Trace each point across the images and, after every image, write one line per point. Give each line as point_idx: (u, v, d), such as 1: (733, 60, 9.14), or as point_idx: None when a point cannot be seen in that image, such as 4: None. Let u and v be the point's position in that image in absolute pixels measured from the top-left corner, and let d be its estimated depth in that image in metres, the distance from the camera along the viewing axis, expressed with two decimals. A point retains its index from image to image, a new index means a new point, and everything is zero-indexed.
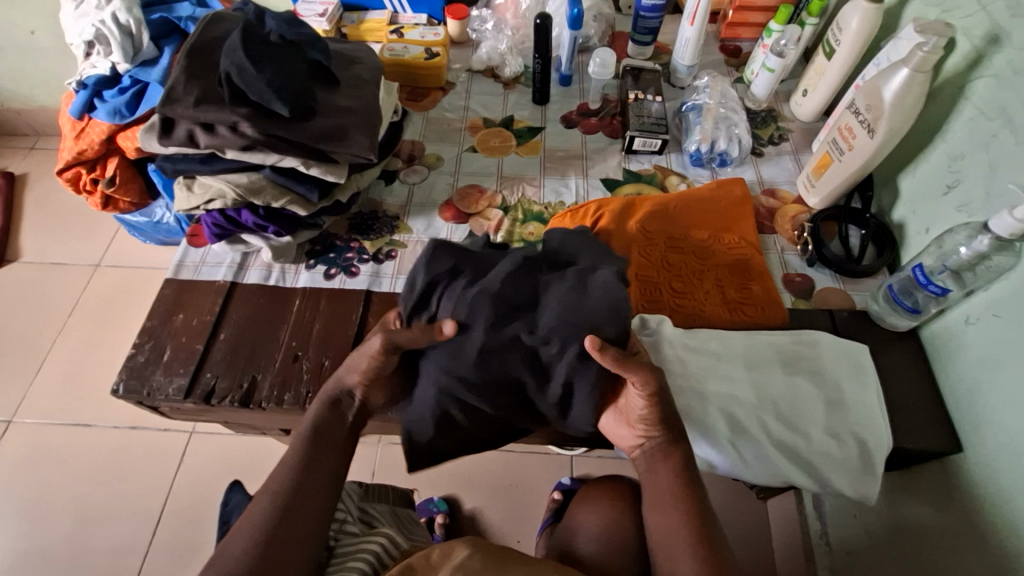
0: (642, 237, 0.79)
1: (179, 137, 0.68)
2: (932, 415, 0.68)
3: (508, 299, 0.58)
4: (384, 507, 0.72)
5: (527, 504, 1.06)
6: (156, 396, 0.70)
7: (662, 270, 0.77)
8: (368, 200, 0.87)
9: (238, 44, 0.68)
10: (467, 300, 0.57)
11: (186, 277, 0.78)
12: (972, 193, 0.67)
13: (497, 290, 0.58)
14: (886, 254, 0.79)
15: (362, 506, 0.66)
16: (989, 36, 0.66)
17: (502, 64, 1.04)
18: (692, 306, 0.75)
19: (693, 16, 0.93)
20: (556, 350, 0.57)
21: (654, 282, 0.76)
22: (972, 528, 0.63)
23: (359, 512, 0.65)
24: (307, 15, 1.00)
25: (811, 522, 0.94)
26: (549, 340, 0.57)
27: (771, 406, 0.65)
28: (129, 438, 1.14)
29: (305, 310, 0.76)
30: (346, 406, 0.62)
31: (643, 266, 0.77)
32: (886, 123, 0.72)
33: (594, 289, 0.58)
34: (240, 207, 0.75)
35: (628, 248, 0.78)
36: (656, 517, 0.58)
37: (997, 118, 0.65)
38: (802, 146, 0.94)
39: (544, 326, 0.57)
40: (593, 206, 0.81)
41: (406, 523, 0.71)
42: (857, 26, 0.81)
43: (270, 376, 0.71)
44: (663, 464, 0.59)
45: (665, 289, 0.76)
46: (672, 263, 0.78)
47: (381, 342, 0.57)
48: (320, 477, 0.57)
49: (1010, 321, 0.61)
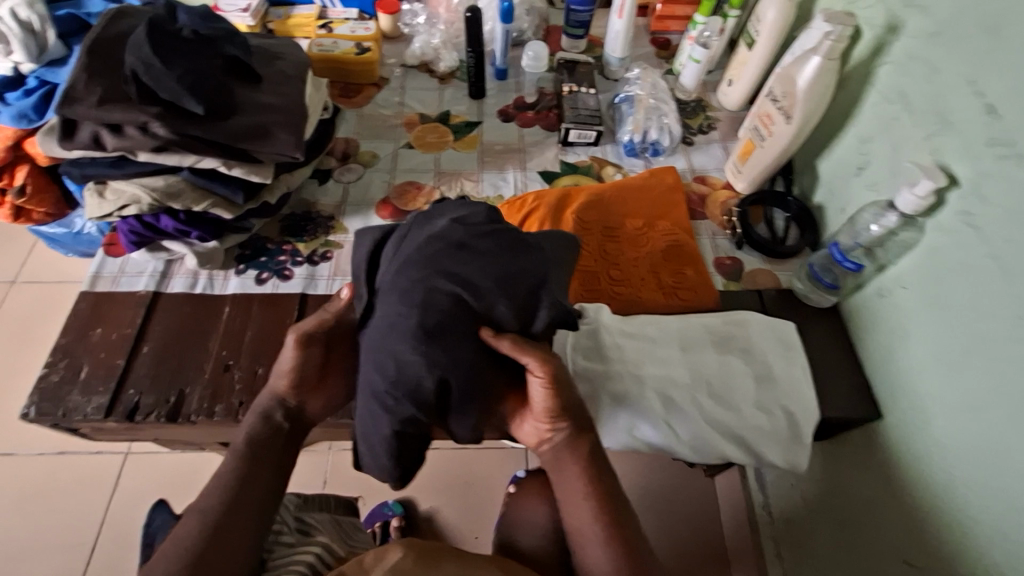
0: (578, 227, 0.80)
1: (82, 139, 0.64)
2: (854, 385, 0.72)
3: (425, 263, 0.55)
4: (327, 516, 0.70)
5: (484, 500, 1.06)
6: (74, 417, 0.66)
7: (599, 260, 0.79)
8: (301, 200, 0.84)
9: (144, 40, 0.64)
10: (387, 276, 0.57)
11: (103, 289, 0.74)
12: (881, 173, 0.72)
13: (409, 252, 0.57)
14: (809, 234, 0.83)
15: (299, 515, 0.64)
16: (888, 26, 0.70)
17: (437, 58, 1.02)
18: (629, 291, 0.76)
19: (621, 9, 0.95)
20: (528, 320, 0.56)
21: (592, 271, 0.77)
22: (891, 485, 0.67)
23: (295, 521, 0.63)
24: (228, 10, 0.96)
25: (753, 495, 0.98)
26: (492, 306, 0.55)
27: (702, 384, 0.68)
28: (55, 464, 1.06)
29: (236, 317, 0.73)
30: (279, 419, 0.59)
31: (581, 255, 0.78)
32: (800, 109, 0.76)
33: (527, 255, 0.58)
34: (158, 212, 0.71)
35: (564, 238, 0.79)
36: (569, 514, 0.59)
37: (898, 101, 0.69)
38: (729, 134, 0.98)
39: (461, 291, 0.55)
40: (531, 198, 0.82)
41: (348, 529, 0.70)
42: (773, 18, 0.85)
43: (199, 389, 0.68)
44: (569, 452, 0.59)
45: (604, 278, 0.77)
46: (609, 252, 0.79)
47: (294, 338, 0.58)
48: (254, 492, 0.55)
49: (918, 291, 0.65)
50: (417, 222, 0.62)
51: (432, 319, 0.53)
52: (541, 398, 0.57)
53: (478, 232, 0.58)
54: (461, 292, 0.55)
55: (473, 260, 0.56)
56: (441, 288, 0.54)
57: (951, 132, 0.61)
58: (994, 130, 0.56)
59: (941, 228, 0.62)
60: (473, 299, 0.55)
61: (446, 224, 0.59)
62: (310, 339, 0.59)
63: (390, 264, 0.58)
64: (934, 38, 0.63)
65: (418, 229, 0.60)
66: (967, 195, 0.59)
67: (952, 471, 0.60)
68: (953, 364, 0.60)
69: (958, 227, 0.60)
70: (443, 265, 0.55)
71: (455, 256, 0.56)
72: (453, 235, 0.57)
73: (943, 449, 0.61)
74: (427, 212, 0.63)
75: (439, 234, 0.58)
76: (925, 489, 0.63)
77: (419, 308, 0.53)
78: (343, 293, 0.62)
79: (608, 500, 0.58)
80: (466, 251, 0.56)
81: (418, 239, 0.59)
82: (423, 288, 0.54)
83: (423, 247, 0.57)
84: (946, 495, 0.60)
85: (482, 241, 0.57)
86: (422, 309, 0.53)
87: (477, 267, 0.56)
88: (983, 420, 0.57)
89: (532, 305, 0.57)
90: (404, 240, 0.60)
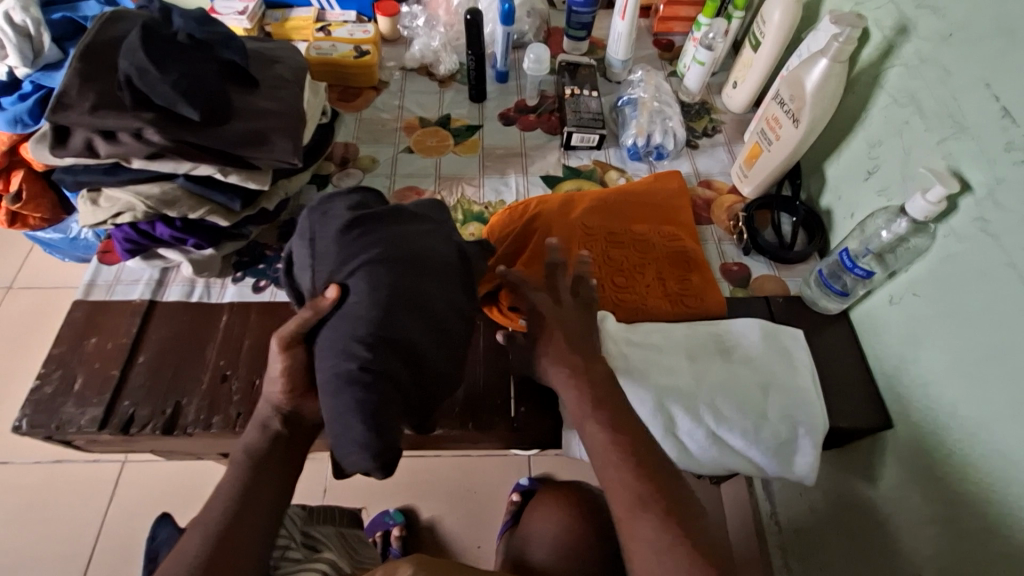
0: (584, 231, 0.78)
1: (75, 146, 0.63)
2: (865, 395, 0.71)
3: (344, 244, 0.57)
4: (331, 530, 0.72)
5: (487, 509, 1.04)
6: (68, 429, 0.64)
7: (604, 266, 0.77)
8: (300, 206, 0.83)
9: (138, 44, 0.63)
10: (314, 271, 0.56)
11: (98, 298, 0.72)
12: (890, 177, 0.70)
13: (325, 246, 0.57)
14: (817, 239, 0.81)
15: (305, 530, 0.65)
16: (898, 27, 0.69)
17: (437, 61, 1.01)
18: (633, 299, 0.75)
19: (624, 11, 0.94)
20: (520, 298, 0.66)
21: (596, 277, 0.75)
22: (905, 495, 0.66)
23: (302, 536, 0.64)
24: (225, 13, 0.95)
25: (761, 502, 0.97)
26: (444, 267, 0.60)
27: (709, 394, 0.65)
28: (53, 473, 1.05)
29: (234, 325, 0.71)
30: (275, 426, 0.58)
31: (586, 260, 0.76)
32: (808, 112, 0.74)
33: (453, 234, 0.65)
34: (153, 220, 0.69)
35: (569, 243, 0.77)
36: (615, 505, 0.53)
37: (908, 105, 0.68)
38: (734, 137, 0.96)
39: (387, 256, 0.56)
40: (532, 202, 0.80)
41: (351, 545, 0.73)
42: (779, 19, 0.84)
43: (196, 400, 0.66)
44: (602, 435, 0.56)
45: (608, 285, 0.75)
46: (614, 259, 0.77)
47: (278, 341, 0.54)
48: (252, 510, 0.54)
49: (930, 299, 0.64)
50: (315, 215, 0.60)
51: (379, 285, 0.54)
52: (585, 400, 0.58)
53: (372, 215, 0.59)
54: (394, 253, 0.57)
55: (389, 231, 0.59)
56: (374, 268, 0.55)
57: (965, 136, 0.59)
58: (1010, 135, 0.54)
59: (955, 234, 0.61)
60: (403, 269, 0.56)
61: (347, 216, 0.59)
62: (294, 339, 0.54)
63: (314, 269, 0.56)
64: (947, 40, 0.62)
65: (320, 225, 0.58)
66: (983, 201, 0.57)
67: (968, 483, 0.58)
68: (970, 374, 0.58)
69: (973, 234, 0.59)
70: (362, 241, 0.57)
71: (361, 240, 0.57)
72: (354, 223, 0.58)
73: (957, 461, 0.60)
74: (319, 209, 0.61)
75: (343, 216, 0.59)
76: (940, 501, 0.61)
77: (365, 278, 0.54)
78: (329, 292, 0.54)
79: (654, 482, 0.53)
80: (379, 224, 0.59)
81: (331, 235, 0.57)
82: (356, 262, 0.55)
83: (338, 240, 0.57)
84: (962, 509, 0.59)
85: (372, 220, 0.59)
86: (360, 280, 0.54)
87: (387, 244, 0.57)
88: (1001, 433, 0.55)
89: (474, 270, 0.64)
90: (314, 241, 0.58)
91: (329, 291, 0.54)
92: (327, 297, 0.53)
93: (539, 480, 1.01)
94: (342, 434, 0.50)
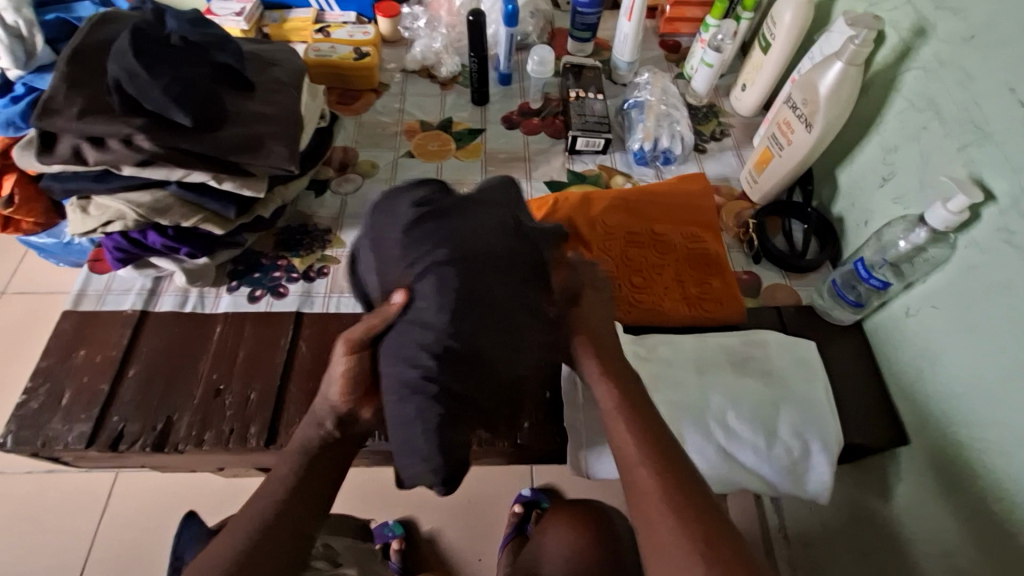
0: (607, 231, 0.76)
1: (63, 152, 0.60)
2: (880, 410, 0.68)
3: (413, 244, 0.53)
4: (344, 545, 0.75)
5: (488, 521, 1.02)
6: (55, 446, 0.62)
7: (622, 266, 0.75)
8: (297, 212, 0.81)
9: (129, 47, 0.60)
10: (381, 273, 0.54)
11: (88, 308, 0.70)
12: (907, 185, 0.68)
13: (392, 244, 0.54)
14: (828, 247, 0.79)
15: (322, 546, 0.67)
16: (915, 29, 0.67)
17: (438, 63, 0.99)
18: (651, 301, 0.73)
19: (630, 12, 0.91)
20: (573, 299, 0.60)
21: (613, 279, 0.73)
22: (924, 517, 0.64)
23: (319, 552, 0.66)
24: (222, 14, 0.93)
25: (768, 515, 0.94)
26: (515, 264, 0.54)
27: (719, 409, 0.63)
28: (45, 482, 1.03)
29: (228, 337, 0.69)
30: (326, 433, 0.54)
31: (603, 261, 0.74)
32: (823, 115, 0.72)
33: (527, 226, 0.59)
34: (145, 228, 0.67)
35: (590, 242, 0.75)
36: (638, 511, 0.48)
37: (927, 109, 0.65)
38: (743, 141, 0.94)
39: (459, 256, 0.52)
40: (559, 194, 0.79)
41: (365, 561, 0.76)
42: (790, 20, 0.81)
43: (187, 415, 0.64)
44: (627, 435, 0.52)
45: (625, 283, 0.74)
46: (632, 258, 0.75)
47: (344, 344, 0.51)
48: None
49: (948, 312, 0.61)
50: (381, 211, 0.57)
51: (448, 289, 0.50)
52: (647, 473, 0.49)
53: (437, 209, 0.55)
54: (465, 253, 0.52)
55: (457, 226, 0.54)
56: (442, 271, 0.51)
57: (988, 143, 0.57)
58: None
59: (976, 245, 0.58)
60: (467, 268, 0.52)
61: (411, 211, 0.55)
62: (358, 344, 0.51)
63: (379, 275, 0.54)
64: (968, 43, 0.59)
65: (384, 224, 0.56)
66: (1007, 212, 0.55)
67: (988, 505, 0.56)
68: (992, 392, 0.56)
69: (996, 245, 0.56)
70: (431, 238, 0.53)
71: (426, 237, 0.53)
72: (418, 220, 0.54)
73: (977, 483, 0.57)
74: (386, 204, 0.58)
75: (410, 211, 0.55)
76: (960, 525, 0.59)
77: (434, 281, 0.51)
78: (397, 298, 0.51)
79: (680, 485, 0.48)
80: (445, 218, 0.54)
81: (396, 236, 0.54)
82: (424, 264, 0.52)
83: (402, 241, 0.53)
84: (983, 533, 0.56)
85: (433, 215, 0.54)
86: (428, 284, 0.51)
87: (450, 242, 0.53)
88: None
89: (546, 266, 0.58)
90: (382, 241, 0.55)
91: (395, 299, 0.51)
92: (395, 302, 0.51)
93: (542, 492, 1.01)
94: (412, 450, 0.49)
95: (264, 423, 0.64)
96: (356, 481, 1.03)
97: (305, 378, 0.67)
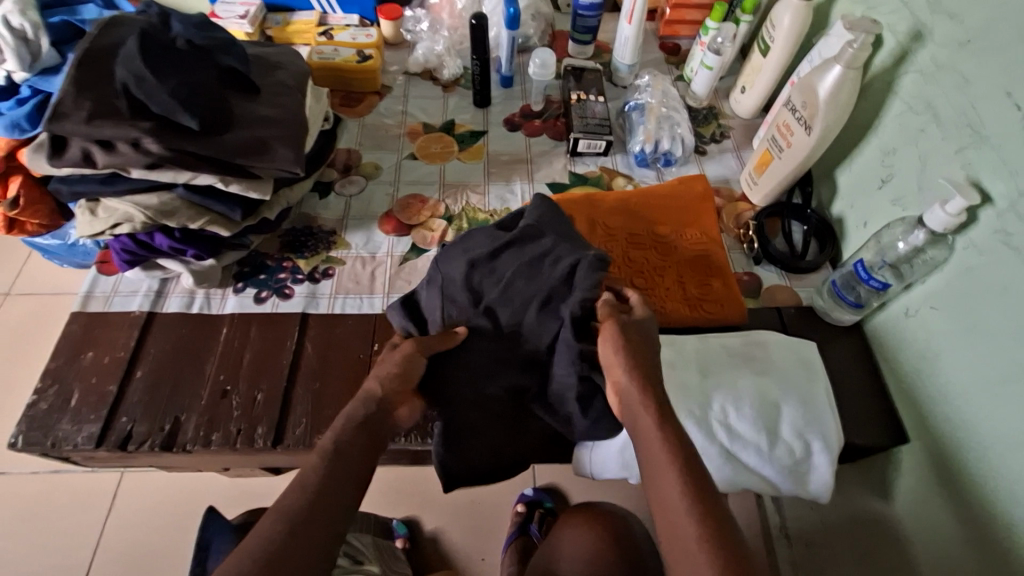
0: (611, 232, 0.77)
1: (71, 156, 0.61)
2: (878, 409, 0.69)
3: (476, 285, 0.65)
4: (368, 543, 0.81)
5: (490, 520, 1.02)
6: (64, 447, 0.63)
7: (625, 266, 0.75)
8: (301, 214, 0.81)
9: (136, 51, 0.61)
10: (445, 306, 0.65)
11: (95, 310, 0.71)
12: (905, 187, 0.69)
13: (457, 281, 0.65)
14: (828, 249, 0.80)
15: None
16: (913, 33, 0.68)
17: (440, 66, 0.99)
18: (653, 302, 0.73)
19: (631, 15, 0.92)
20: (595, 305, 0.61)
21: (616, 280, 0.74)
22: (924, 515, 0.64)
23: None
24: (226, 17, 0.94)
25: (768, 514, 0.95)
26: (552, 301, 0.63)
27: (722, 410, 0.63)
28: (50, 483, 1.03)
29: (234, 339, 0.70)
30: None
31: None
32: (822, 118, 0.73)
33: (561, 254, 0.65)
34: (152, 230, 0.68)
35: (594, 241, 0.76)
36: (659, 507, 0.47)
37: (924, 112, 0.66)
38: (743, 143, 0.95)
39: (513, 299, 0.63)
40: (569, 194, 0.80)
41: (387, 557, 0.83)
42: (789, 24, 0.82)
43: (195, 416, 0.65)
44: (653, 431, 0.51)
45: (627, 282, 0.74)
46: (635, 260, 0.76)
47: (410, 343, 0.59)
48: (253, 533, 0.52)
49: (948, 312, 0.62)
50: (455, 249, 0.69)
51: (502, 327, 0.63)
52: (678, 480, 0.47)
53: (497, 252, 0.65)
54: (518, 296, 0.64)
55: (513, 269, 0.64)
56: (498, 312, 0.64)
57: (986, 146, 0.58)
58: None
59: (975, 247, 0.59)
60: (530, 306, 0.63)
61: (485, 248, 0.66)
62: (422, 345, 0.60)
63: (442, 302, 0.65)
64: (965, 47, 0.60)
65: (450, 260, 0.67)
66: (1005, 213, 0.56)
67: (988, 502, 0.57)
68: (990, 391, 0.57)
69: (994, 247, 0.57)
70: (492, 281, 0.64)
71: (491, 278, 0.65)
72: (491, 259, 0.65)
73: (977, 481, 0.58)
74: (457, 245, 0.69)
75: (477, 252, 0.66)
76: (961, 523, 0.60)
77: (490, 320, 0.63)
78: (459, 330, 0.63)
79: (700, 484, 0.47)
80: (502, 260, 0.65)
81: (460, 275, 0.65)
82: (484, 304, 0.64)
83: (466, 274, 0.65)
84: (982, 530, 0.57)
85: (504, 254, 0.65)
86: (486, 321, 0.63)
87: (516, 280, 0.64)
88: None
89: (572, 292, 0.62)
90: (449, 278, 0.66)
91: (459, 331, 0.62)
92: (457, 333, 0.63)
93: (545, 491, 1.02)
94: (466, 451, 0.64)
95: (271, 424, 0.65)
96: None
97: (311, 379, 0.68)
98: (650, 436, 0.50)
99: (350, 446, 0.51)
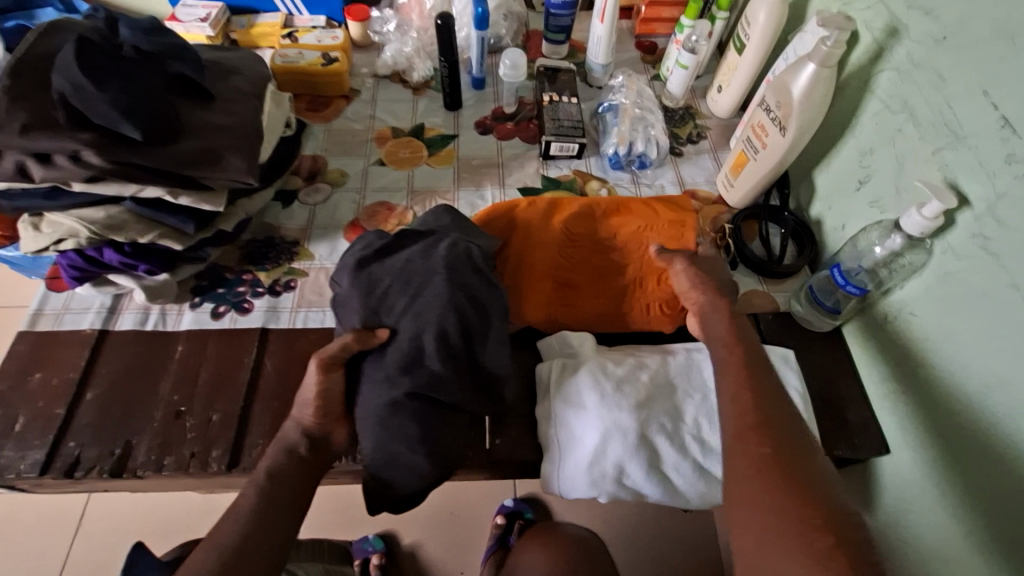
0: (565, 239, 0.73)
1: (6, 169, 0.57)
2: (859, 417, 0.67)
3: (366, 290, 0.61)
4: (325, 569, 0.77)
5: (469, 533, 1.00)
6: (7, 475, 0.59)
7: (586, 273, 0.72)
8: (263, 224, 0.79)
9: (72, 59, 0.57)
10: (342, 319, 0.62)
11: (45, 328, 0.68)
12: (882, 188, 0.67)
13: (345, 288, 0.62)
14: (805, 251, 0.78)
15: None
16: (889, 29, 0.65)
17: (410, 68, 0.97)
18: (609, 311, 0.71)
19: (603, 14, 0.90)
20: (486, 282, 0.63)
21: (575, 285, 0.72)
22: (901, 530, 0.63)
23: None
24: (186, 20, 0.91)
25: None
26: (436, 280, 0.60)
27: (694, 423, 0.61)
28: (16, 502, 1.00)
29: (190, 356, 0.67)
30: (301, 451, 0.56)
31: (566, 269, 0.72)
32: (796, 118, 0.71)
33: (440, 247, 0.64)
34: (100, 245, 0.64)
35: (511, 259, 0.72)
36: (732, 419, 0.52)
37: (901, 112, 0.64)
38: (720, 143, 0.93)
39: (382, 291, 0.61)
40: (525, 202, 0.76)
41: None
42: (764, 20, 0.80)
43: (147, 439, 0.62)
44: (735, 364, 0.56)
45: (585, 289, 0.72)
46: (597, 266, 0.73)
47: (320, 362, 0.57)
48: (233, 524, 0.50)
49: (925, 318, 0.60)
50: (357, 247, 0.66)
51: (410, 320, 0.59)
52: (760, 421, 0.50)
53: (382, 249, 0.64)
54: (396, 283, 0.61)
55: (395, 266, 0.62)
56: (396, 305, 0.60)
57: (962, 147, 0.56)
58: (1011, 146, 0.51)
59: (954, 251, 0.57)
60: (421, 292, 0.60)
61: (373, 247, 0.64)
62: (333, 363, 0.57)
63: (340, 307, 0.63)
64: (940, 44, 0.58)
65: (340, 269, 0.64)
66: (982, 217, 0.54)
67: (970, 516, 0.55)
68: (969, 401, 0.55)
69: (972, 252, 0.55)
70: (375, 282, 0.62)
71: (377, 278, 0.62)
72: (379, 260, 0.63)
73: (959, 496, 0.56)
74: (357, 246, 0.67)
75: (371, 243, 0.65)
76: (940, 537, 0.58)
77: (383, 318, 0.60)
78: (380, 333, 0.58)
79: (766, 394, 0.53)
80: (386, 254, 0.64)
81: (344, 279, 0.63)
82: (372, 299, 0.61)
83: (355, 274, 0.62)
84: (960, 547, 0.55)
85: (398, 249, 0.65)
86: (392, 318, 0.60)
87: (408, 268, 0.62)
88: (1005, 469, 0.51)
89: (464, 272, 0.62)
90: (338, 292, 0.64)
91: (380, 333, 0.58)
92: (380, 338, 0.58)
93: (526, 502, 1.00)
94: (390, 462, 0.56)
95: (226, 446, 0.62)
96: (335, 495, 1.02)
97: (270, 398, 0.65)
98: (732, 377, 0.55)
99: (288, 474, 0.54)
